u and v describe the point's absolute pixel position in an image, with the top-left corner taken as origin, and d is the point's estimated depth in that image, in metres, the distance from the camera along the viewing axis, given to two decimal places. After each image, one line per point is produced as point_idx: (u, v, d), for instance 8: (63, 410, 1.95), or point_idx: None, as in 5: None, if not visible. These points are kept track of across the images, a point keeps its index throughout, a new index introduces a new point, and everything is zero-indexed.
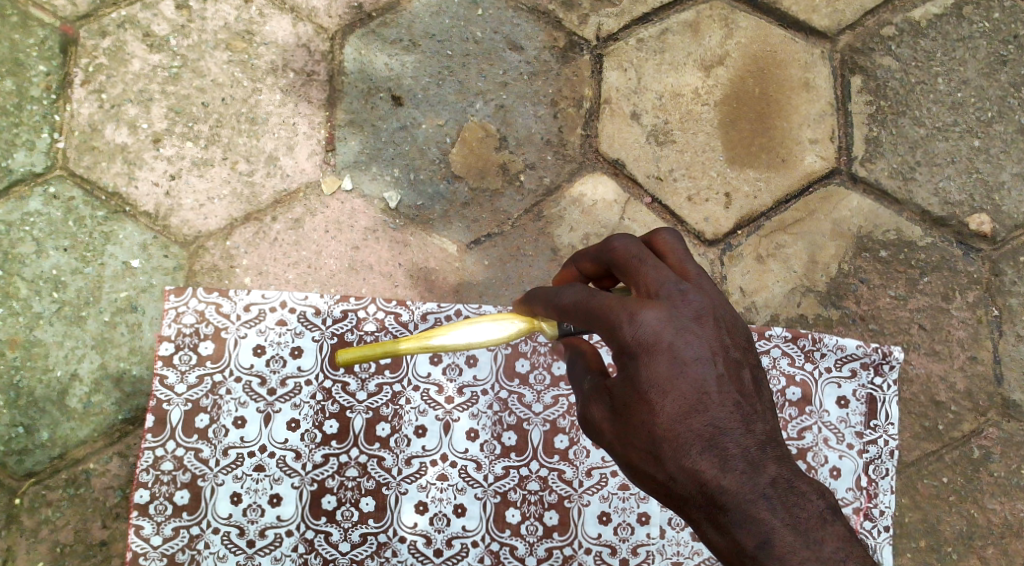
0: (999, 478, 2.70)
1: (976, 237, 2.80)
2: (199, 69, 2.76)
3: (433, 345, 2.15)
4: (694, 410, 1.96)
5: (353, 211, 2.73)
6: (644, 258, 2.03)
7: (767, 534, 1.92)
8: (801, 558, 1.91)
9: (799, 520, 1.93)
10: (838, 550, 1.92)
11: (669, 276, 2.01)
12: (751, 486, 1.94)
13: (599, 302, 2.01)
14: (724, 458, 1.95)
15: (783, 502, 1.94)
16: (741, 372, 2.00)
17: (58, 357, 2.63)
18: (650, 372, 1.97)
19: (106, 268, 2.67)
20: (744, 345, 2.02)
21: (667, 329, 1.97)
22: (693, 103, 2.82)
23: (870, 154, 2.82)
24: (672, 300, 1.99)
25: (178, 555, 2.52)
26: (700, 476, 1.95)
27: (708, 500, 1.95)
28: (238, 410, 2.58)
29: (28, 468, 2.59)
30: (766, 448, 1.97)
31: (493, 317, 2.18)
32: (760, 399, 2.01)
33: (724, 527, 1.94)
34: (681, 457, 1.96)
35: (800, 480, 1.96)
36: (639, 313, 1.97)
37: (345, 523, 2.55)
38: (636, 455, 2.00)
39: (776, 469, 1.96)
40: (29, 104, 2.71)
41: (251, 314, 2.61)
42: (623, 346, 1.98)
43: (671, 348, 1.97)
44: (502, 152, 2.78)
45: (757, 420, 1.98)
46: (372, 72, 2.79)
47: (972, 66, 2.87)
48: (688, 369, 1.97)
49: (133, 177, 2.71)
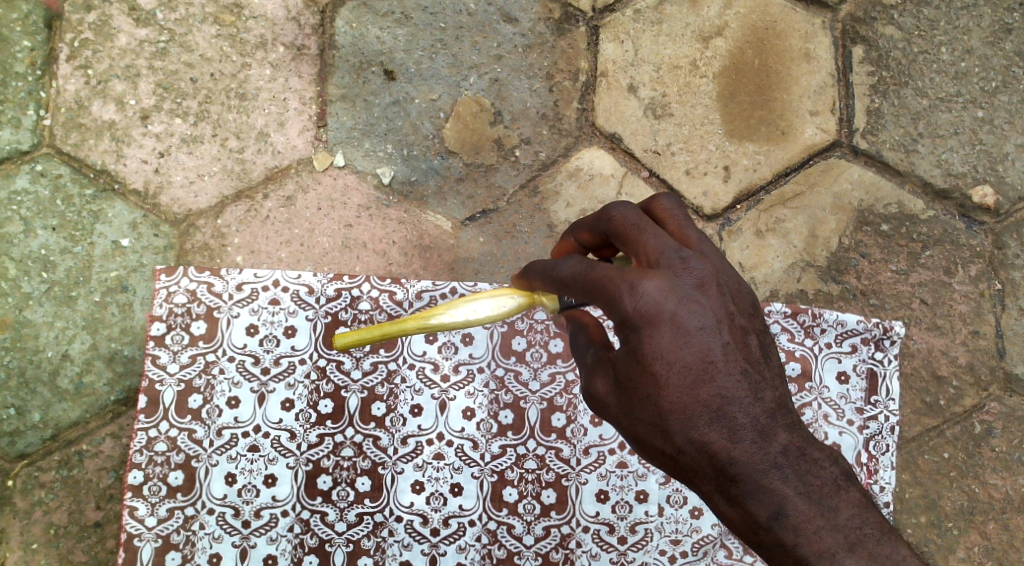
0: (1000, 453, 2.67)
1: (979, 210, 2.76)
2: (187, 44, 2.70)
3: (433, 325, 2.12)
4: (701, 380, 1.92)
5: (346, 188, 2.69)
6: (643, 226, 1.98)
7: (781, 504, 1.91)
8: (817, 525, 1.90)
9: (813, 489, 1.92)
10: (854, 516, 1.92)
11: (669, 243, 1.97)
12: (762, 456, 1.92)
13: (599, 273, 1.95)
14: (733, 428, 1.92)
15: (796, 471, 1.92)
16: (747, 339, 1.96)
17: (48, 338, 2.59)
18: (654, 344, 1.92)
19: (96, 248, 2.63)
20: (749, 311, 1.99)
21: (669, 299, 1.92)
22: (691, 76, 2.77)
23: (872, 125, 2.78)
24: (674, 268, 1.94)
25: (173, 536, 2.49)
26: (709, 448, 1.92)
27: (718, 471, 1.92)
28: (231, 390, 2.54)
29: (20, 450, 2.56)
30: (777, 416, 1.95)
31: (492, 293, 2.15)
32: (767, 366, 1.98)
33: (736, 500, 1.92)
34: (689, 428, 1.92)
35: (814, 448, 1.95)
36: (640, 284, 1.92)
37: (341, 502, 2.53)
38: (643, 429, 1.96)
39: (787, 437, 1.94)
40: (13, 80, 2.65)
41: (244, 293, 2.57)
42: (625, 318, 1.92)
43: (674, 319, 1.92)
44: (497, 126, 2.73)
45: (766, 388, 1.95)
46: (364, 45, 2.73)
47: (976, 34, 2.82)
48: (693, 340, 1.92)
49: (122, 154, 2.66)
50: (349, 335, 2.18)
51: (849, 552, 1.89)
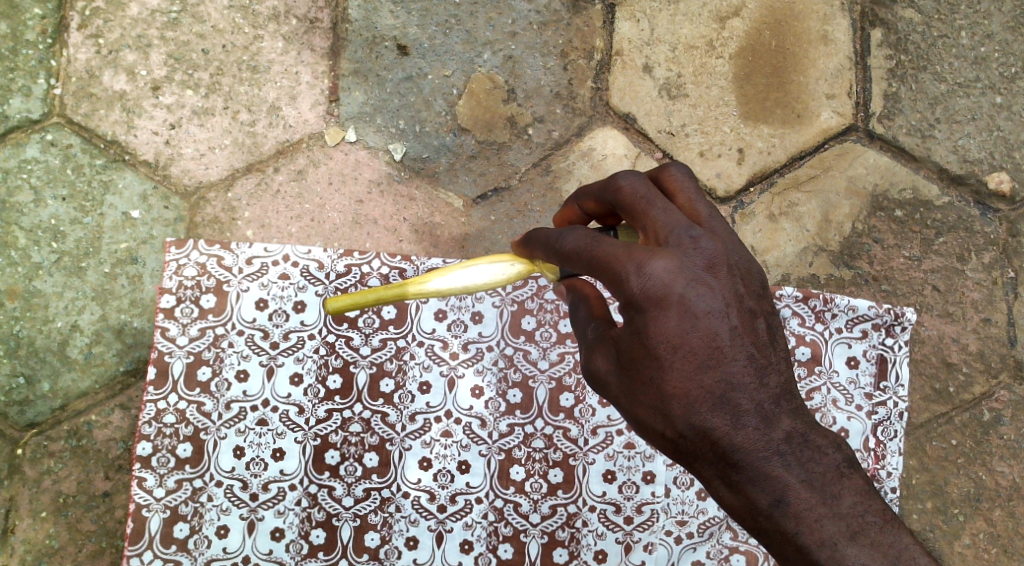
0: (1008, 441, 2.67)
1: (994, 197, 2.75)
2: (199, 15, 2.68)
3: (428, 290, 2.14)
4: (705, 366, 1.92)
5: (358, 163, 2.67)
6: (652, 200, 1.96)
7: (782, 492, 1.91)
8: (818, 514, 1.91)
9: (815, 476, 1.92)
10: (857, 504, 1.92)
11: (679, 220, 1.94)
12: (766, 443, 1.92)
13: (604, 249, 1.94)
14: (737, 415, 1.92)
15: (798, 458, 1.92)
16: (755, 323, 1.95)
17: (58, 308, 2.59)
18: (660, 327, 1.91)
19: (105, 219, 2.62)
20: (758, 292, 1.97)
21: (677, 280, 1.90)
22: (707, 56, 2.75)
23: (889, 110, 2.76)
24: (683, 248, 1.92)
25: (181, 507, 2.50)
26: (712, 434, 1.92)
27: (719, 458, 1.93)
28: (240, 363, 2.54)
29: (29, 419, 2.56)
30: (781, 403, 1.94)
31: (491, 259, 2.13)
32: (774, 350, 1.96)
33: (738, 487, 1.92)
34: (691, 414, 1.92)
35: (816, 434, 1.95)
36: (647, 264, 1.90)
37: (349, 477, 2.53)
38: (643, 411, 1.96)
39: (791, 423, 1.93)
40: (24, 48, 2.63)
41: (254, 267, 2.57)
42: (630, 298, 1.91)
43: (682, 302, 1.91)
44: (510, 104, 2.71)
45: (770, 372, 1.94)
46: (377, 20, 2.71)
47: (997, 19, 2.79)
48: (699, 323, 1.91)
49: (132, 125, 2.65)
50: (342, 299, 2.21)
51: (851, 541, 1.90)
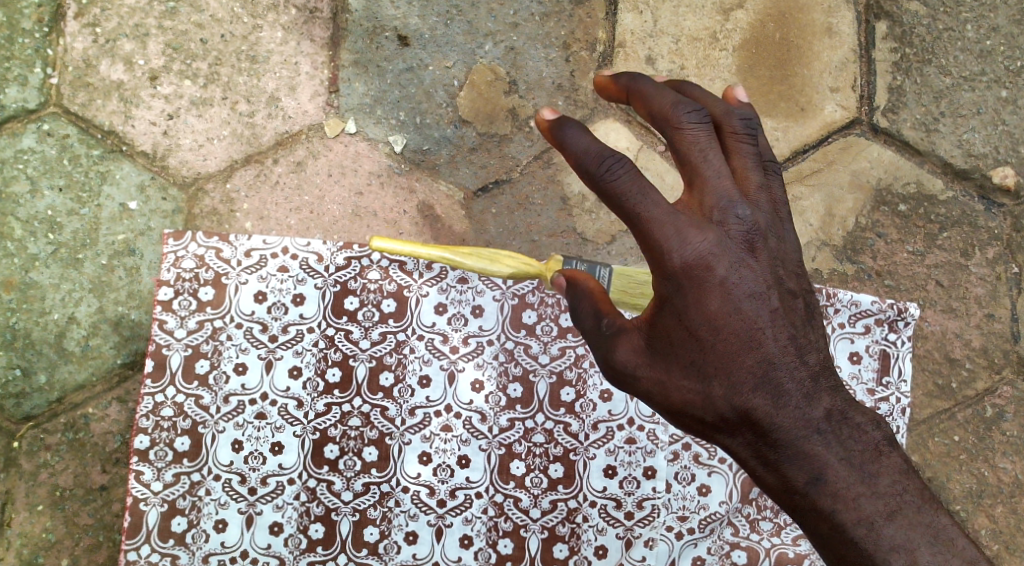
0: (1011, 437, 2.66)
1: (999, 192, 2.73)
2: (198, 4, 2.65)
3: None
4: (747, 347, 1.97)
5: (358, 155, 2.65)
6: (709, 164, 1.98)
7: (820, 471, 1.96)
8: (856, 493, 1.95)
9: (854, 455, 1.97)
10: (895, 483, 1.96)
11: (728, 192, 1.98)
12: (806, 421, 1.97)
13: (649, 209, 1.94)
14: (778, 395, 1.97)
15: (838, 437, 1.97)
16: (795, 304, 2.01)
17: (54, 300, 2.56)
18: (703, 307, 1.97)
19: (103, 210, 2.59)
20: (797, 271, 2.03)
21: (721, 262, 1.96)
22: (710, 48, 2.73)
23: (893, 104, 2.74)
24: (728, 226, 1.97)
25: (178, 501, 2.48)
26: (752, 415, 1.98)
27: (758, 437, 1.98)
28: (238, 356, 2.52)
29: (26, 411, 2.54)
30: (821, 381, 2.00)
31: None
32: (813, 329, 2.02)
33: (775, 465, 1.98)
34: (733, 395, 1.98)
35: (855, 413, 1.99)
36: (691, 239, 1.95)
37: (348, 472, 2.51)
38: (677, 393, 2.00)
39: (830, 401, 1.99)
40: (20, 37, 2.61)
41: (252, 260, 2.55)
42: (671, 271, 1.96)
43: (725, 283, 1.96)
44: (512, 96, 2.69)
45: (811, 351, 2.00)
46: (378, 9, 2.69)
47: (1002, 13, 2.78)
48: (742, 305, 1.97)
49: (130, 116, 2.62)
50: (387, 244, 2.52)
51: (888, 521, 1.94)
